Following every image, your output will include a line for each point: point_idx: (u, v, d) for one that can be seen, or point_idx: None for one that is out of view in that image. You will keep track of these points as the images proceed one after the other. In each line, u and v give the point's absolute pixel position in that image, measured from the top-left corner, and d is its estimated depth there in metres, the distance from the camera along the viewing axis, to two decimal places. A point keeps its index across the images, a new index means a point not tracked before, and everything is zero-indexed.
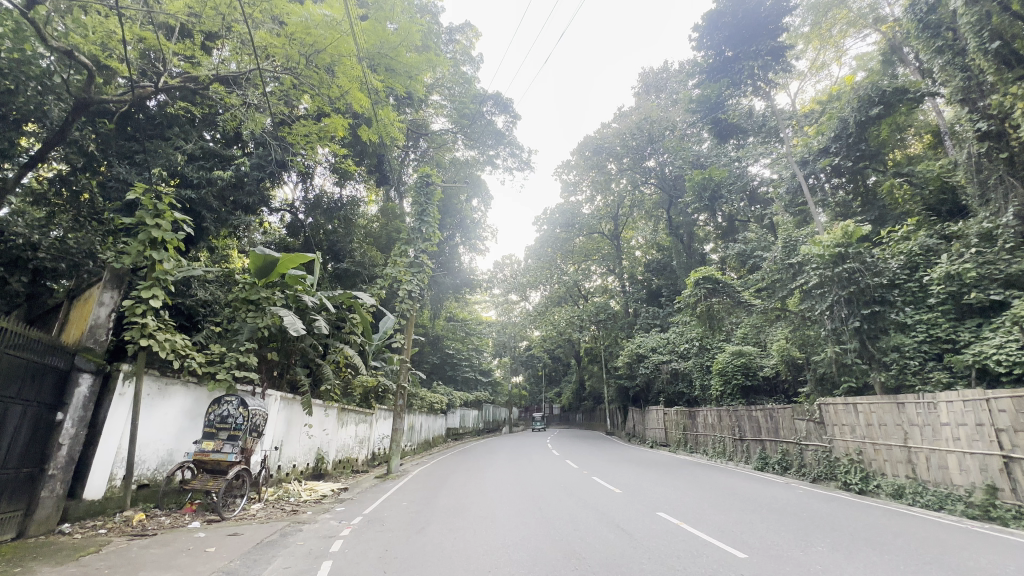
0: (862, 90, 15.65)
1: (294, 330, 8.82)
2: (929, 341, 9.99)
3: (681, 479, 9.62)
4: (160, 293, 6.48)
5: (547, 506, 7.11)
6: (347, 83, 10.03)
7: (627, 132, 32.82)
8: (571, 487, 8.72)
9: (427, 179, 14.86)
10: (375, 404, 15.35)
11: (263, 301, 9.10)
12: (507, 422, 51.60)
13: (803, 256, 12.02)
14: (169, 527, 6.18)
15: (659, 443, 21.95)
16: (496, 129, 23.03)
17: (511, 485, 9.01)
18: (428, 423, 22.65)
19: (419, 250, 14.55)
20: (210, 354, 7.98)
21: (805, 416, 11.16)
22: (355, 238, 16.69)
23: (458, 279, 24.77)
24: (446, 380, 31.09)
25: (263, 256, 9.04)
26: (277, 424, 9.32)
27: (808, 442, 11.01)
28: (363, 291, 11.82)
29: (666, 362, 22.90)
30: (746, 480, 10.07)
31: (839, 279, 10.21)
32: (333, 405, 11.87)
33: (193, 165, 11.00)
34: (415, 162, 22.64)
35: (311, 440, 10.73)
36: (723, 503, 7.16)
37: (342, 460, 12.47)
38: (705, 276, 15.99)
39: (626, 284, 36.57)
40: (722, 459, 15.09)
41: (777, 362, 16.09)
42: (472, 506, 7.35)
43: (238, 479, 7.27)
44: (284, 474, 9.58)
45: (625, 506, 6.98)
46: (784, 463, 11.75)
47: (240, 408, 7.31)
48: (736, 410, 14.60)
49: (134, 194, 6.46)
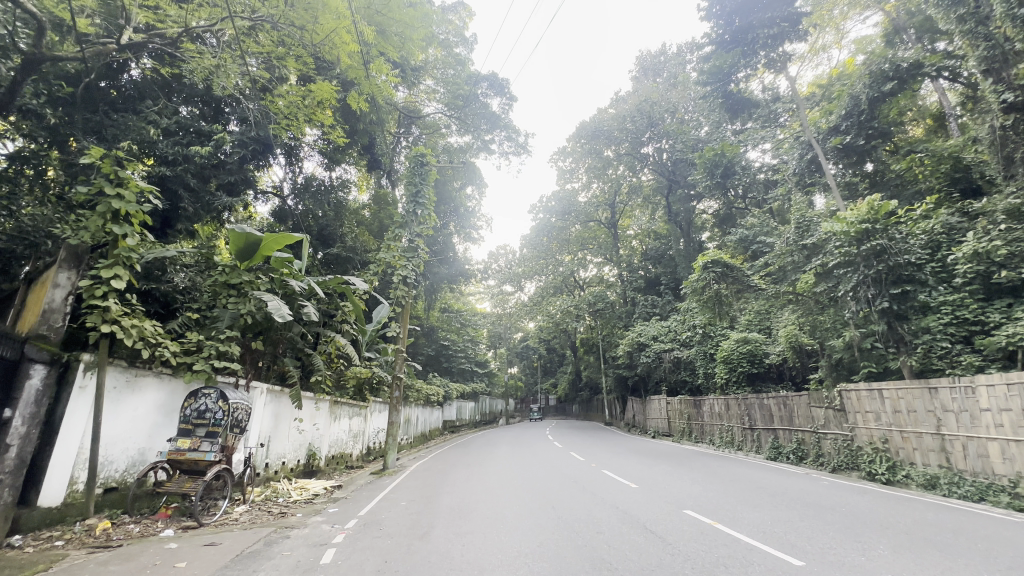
0: (874, 66, 15.03)
1: (279, 316, 8.04)
2: (955, 323, 9.11)
3: (699, 472, 9.01)
4: (122, 273, 5.72)
5: (562, 505, 6.45)
6: (331, 23, 9.37)
7: (624, 117, 32.03)
8: (582, 482, 8.12)
9: (421, 159, 14.00)
10: (369, 396, 14.66)
11: (244, 286, 8.32)
12: (503, 414, 51.29)
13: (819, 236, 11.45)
14: (137, 536, 5.47)
15: (661, 433, 21.53)
16: (490, 112, 21.69)
17: (519, 482, 8.37)
18: (425, 416, 22.12)
19: (413, 234, 13.69)
20: (187, 343, 7.24)
21: (823, 403, 10.63)
22: (346, 223, 15.90)
23: (454, 269, 24.00)
24: (442, 372, 30.50)
25: (245, 235, 8.27)
26: (264, 419, 8.63)
27: (827, 430, 10.48)
28: (356, 277, 11.09)
29: (669, 351, 22.38)
30: (765, 472, 9.54)
31: (865, 257, 9.55)
32: (325, 398, 11.17)
33: (168, 140, 10.17)
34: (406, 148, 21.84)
35: (301, 435, 10.06)
36: (753, 499, 6.57)
37: (335, 456, 11.79)
38: (714, 260, 15.38)
39: (624, 273, 36.04)
40: (730, 448, 14.62)
41: (786, 349, 15.59)
42: (479, 507, 6.68)
43: (219, 479, 6.57)
44: (272, 472, 8.91)
45: (647, 503, 6.37)
46: (799, 453, 11.27)
47: (219, 402, 6.61)
48: (745, 398, 14.09)
49: (91, 160, 5.64)
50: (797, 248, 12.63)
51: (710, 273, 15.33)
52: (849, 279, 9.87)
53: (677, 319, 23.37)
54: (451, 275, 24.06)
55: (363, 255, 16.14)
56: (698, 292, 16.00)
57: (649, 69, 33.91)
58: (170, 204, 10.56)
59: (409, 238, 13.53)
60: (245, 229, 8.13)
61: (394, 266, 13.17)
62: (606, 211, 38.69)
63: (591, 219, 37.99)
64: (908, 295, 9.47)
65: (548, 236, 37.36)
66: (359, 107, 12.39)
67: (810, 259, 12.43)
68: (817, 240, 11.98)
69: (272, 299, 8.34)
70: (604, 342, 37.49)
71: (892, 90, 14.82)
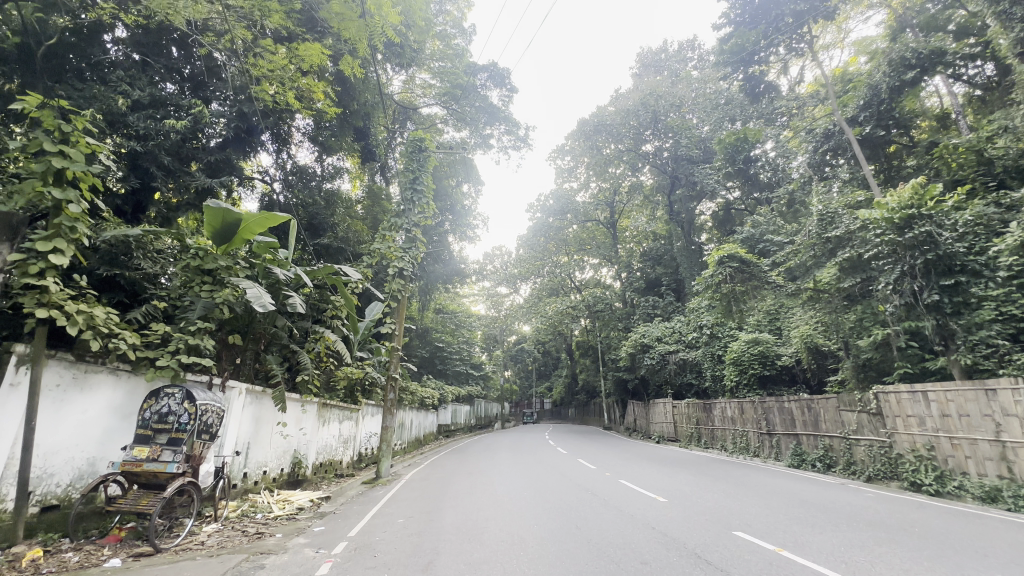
0: (893, 53, 14.19)
1: (259, 305, 7.06)
2: (1002, 319, 8.02)
3: (727, 483, 8.17)
4: (63, 246, 4.77)
5: (589, 525, 5.55)
6: None
7: (625, 113, 31.29)
8: (602, 495, 7.21)
9: (420, 145, 13.14)
10: (361, 399, 13.65)
11: (221, 272, 7.34)
12: (498, 418, 50.32)
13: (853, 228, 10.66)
14: (75, 568, 4.44)
15: (665, 438, 20.72)
16: (489, 104, 20.49)
17: (530, 495, 7.51)
18: (419, 420, 21.12)
19: (411, 222, 12.69)
20: (151, 335, 6.25)
21: (854, 407, 9.84)
22: (338, 213, 14.94)
23: (450, 267, 23.05)
24: (436, 375, 29.46)
25: (221, 213, 7.30)
26: (242, 423, 7.65)
27: (860, 436, 9.66)
28: (348, 266, 10.12)
29: (673, 352, 21.62)
30: (797, 482, 8.70)
31: (908, 246, 8.66)
32: (312, 400, 10.17)
33: (139, 113, 9.17)
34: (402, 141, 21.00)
35: (286, 440, 9.06)
36: (807, 517, 5.70)
37: (323, 463, 10.78)
38: (730, 254, 14.55)
39: (624, 273, 35.34)
40: (745, 455, 13.81)
41: (802, 349, 14.86)
42: (490, 527, 5.75)
43: (183, 495, 5.58)
44: (251, 483, 7.92)
45: (686, 522, 5.47)
46: (826, 461, 10.47)
47: (185, 404, 5.57)
48: (762, 402, 13.28)
49: (25, 109, 4.66)
50: (820, 241, 11.85)
51: (725, 268, 14.49)
52: (890, 270, 8.93)
53: (682, 320, 22.61)
54: (447, 273, 23.11)
55: (355, 247, 15.15)
56: (711, 289, 15.15)
57: (650, 65, 33.32)
58: (141, 182, 9.53)
59: (406, 226, 12.54)
60: (221, 204, 7.10)
61: (389, 258, 12.22)
62: (604, 210, 37.97)
63: (589, 218, 37.89)
64: (959, 286, 8.54)
65: (545, 236, 36.58)
66: (354, 72, 11.45)
67: (835, 253, 11.65)
68: (843, 232, 11.25)
69: (251, 287, 7.36)
70: (602, 345, 36.67)
71: (915, 78, 14.09)
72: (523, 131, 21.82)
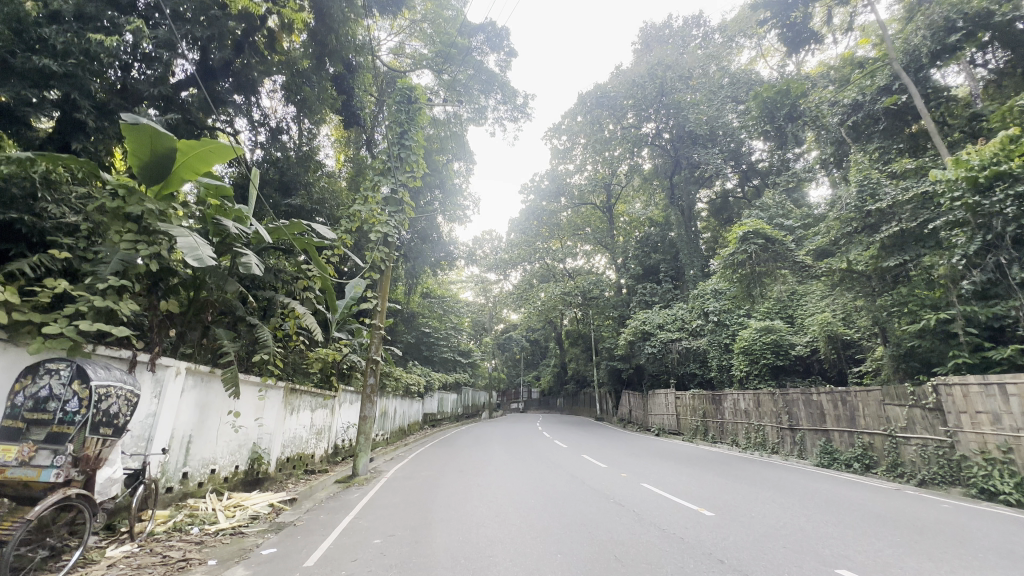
0: (937, 13, 12.48)
1: (194, 259, 5.41)
2: None
3: (771, 489, 6.91)
4: None
5: (633, 558, 4.14)
6: None
7: (628, 90, 29.75)
8: (631, 506, 5.88)
9: (409, 94, 11.14)
10: (338, 384, 12.09)
11: (150, 218, 5.67)
12: (485, 408, 49.12)
13: (920, 192, 9.47)
14: None
15: (665, 431, 19.61)
16: (485, 73, 18.63)
17: (540, 506, 6.13)
18: (403, 409, 19.65)
19: (397, 183, 11.02)
20: (41, 295, 4.61)
21: (904, 400, 8.62)
22: (314, 176, 13.24)
23: (439, 248, 21.38)
24: (422, 361, 27.96)
25: (144, 141, 5.58)
26: (179, 412, 6.10)
27: (910, 434, 8.44)
28: (320, 224, 8.44)
29: (676, 341, 20.42)
30: (845, 488, 7.47)
31: (991, 213, 7.55)
32: (275, 385, 8.60)
33: (59, 25, 7.37)
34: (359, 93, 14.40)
35: (242, 433, 7.53)
36: (914, 548, 4.42)
37: (290, 459, 9.23)
38: (753, 230, 13.20)
39: (618, 261, 34.11)
40: (761, 451, 12.65)
41: (825, 337, 13.69)
42: (500, 558, 4.32)
43: (67, 513, 3.96)
44: (191, 485, 6.37)
45: (764, 553, 4.13)
46: (865, 460, 9.30)
47: (73, 385, 3.99)
48: (783, 393, 12.06)
49: None
50: (860, 215, 10.56)
51: (750, 245, 13.04)
52: (970, 241, 7.86)
53: (684, 307, 21.39)
54: (436, 255, 21.41)
55: (330, 211, 13.44)
56: (729, 269, 13.82)
57: (653, 42, 31.58)
58: (63, 113, 7.66)
59: (391, 186, 10.88)
60: (140, 120, 5.36)
61: (371, 222, 10.57)
62: (600, 194, 36.55)
63: (584, 202, 36.42)
64: None
65: (538, 219, 35.13)
66: None
67: (877, 229, 10.40)
68: (889, 204, 9.97)
69: (186, 238, 5.67)
70: (594, 334, 35.49)
71: (957, 44, 12.36)
72: (521, 100, 19.91)
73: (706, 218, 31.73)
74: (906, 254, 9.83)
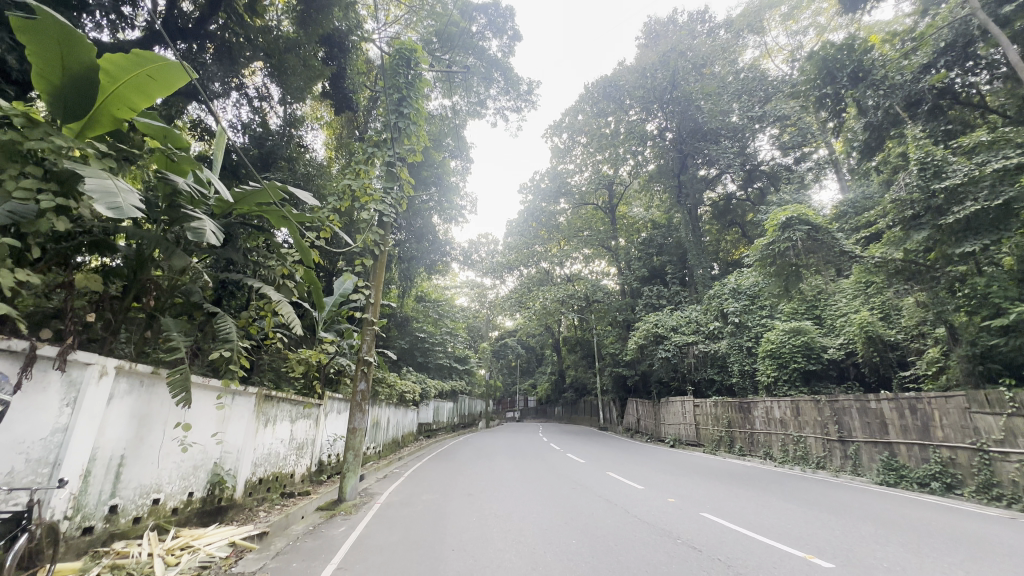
0: None
1: (114, 211, 3.92)
2: None
3: (871, 522, 5.49)
4: None
5: None
6: None
7: (633, 84, 28.37)
8: (713, 551, 4.38)
9: (408, 56, 9.43)
10: (323, 390, 10.47)
11: (55, 158, 4.14)
12: (483, 417, 47.58)
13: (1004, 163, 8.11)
14: None
15: (682, 442, 18.21)
16: (488, 58, 17.16)
17: (588, 552, 4.60)
18: (397, 418, 18.00)
19: (395, 156, 9.59)
20: None
21: (1001, 408, 7.23)
22: (299, 157, 11.74)
23: (437, 248, 19.84)
24: (417, 368, 26.31)
25: (45, 42, 4.10)
26: (105, 426, 4.55)
27: (1009, 449, 7.05)
28: (301, 191, 6.83)
29: (692, 345, 19.05)
30: (951, 518, 6.04)
31: None
32: (243, 390, 6.99)
33: None
34: (352, 69, 12.89)
35: (196, 451, 5.95)
36: None
37: (263, 480, 7.62)
38: (796, 217, 11.89)
39: (622, 263, 32.79)
40: (804, 466, 11.24)
41: (868, 339, 12.35)
42: None
43: None
44: (120, 523, 4.77)
45: None
46: (947, 478, 7.90)
47: None
48: (830, 401, 10.70)
49: None
50: (925, 196, 9.18)
51: (794, 233, 11.72)
52: None
53: (698, 309, 20.10)
54: (432, 254, 19.84)
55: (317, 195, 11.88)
56: (765, 262, 12.46)
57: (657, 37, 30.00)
58: None
59: (389, 159, 9.44)
60: (36, 13, 3.92)
61: (363, 199, 9.09)
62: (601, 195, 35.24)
63: (585, 203, 35.08)
64: None
65: (537, 221, 34.00)
66: None
67: (944, 212, 9.04)
68: (964, 181, 8.61)
69: (106, 184, 4.15)
70: (596, 340, 34.04)
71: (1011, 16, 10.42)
72: (525, 87, 18.69)
73: (709, 220, 30.67)
74: (983, 238, 8.47)
